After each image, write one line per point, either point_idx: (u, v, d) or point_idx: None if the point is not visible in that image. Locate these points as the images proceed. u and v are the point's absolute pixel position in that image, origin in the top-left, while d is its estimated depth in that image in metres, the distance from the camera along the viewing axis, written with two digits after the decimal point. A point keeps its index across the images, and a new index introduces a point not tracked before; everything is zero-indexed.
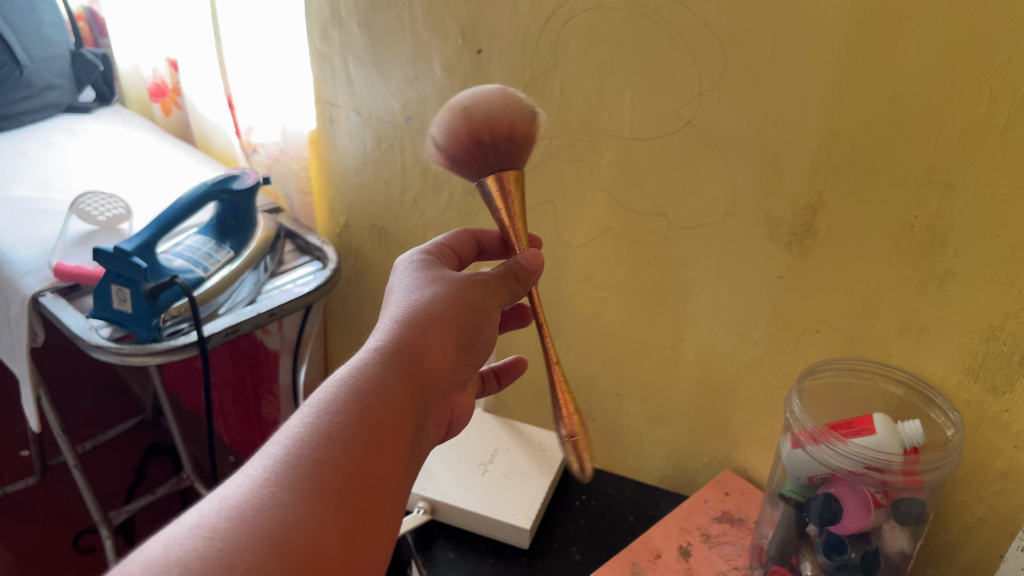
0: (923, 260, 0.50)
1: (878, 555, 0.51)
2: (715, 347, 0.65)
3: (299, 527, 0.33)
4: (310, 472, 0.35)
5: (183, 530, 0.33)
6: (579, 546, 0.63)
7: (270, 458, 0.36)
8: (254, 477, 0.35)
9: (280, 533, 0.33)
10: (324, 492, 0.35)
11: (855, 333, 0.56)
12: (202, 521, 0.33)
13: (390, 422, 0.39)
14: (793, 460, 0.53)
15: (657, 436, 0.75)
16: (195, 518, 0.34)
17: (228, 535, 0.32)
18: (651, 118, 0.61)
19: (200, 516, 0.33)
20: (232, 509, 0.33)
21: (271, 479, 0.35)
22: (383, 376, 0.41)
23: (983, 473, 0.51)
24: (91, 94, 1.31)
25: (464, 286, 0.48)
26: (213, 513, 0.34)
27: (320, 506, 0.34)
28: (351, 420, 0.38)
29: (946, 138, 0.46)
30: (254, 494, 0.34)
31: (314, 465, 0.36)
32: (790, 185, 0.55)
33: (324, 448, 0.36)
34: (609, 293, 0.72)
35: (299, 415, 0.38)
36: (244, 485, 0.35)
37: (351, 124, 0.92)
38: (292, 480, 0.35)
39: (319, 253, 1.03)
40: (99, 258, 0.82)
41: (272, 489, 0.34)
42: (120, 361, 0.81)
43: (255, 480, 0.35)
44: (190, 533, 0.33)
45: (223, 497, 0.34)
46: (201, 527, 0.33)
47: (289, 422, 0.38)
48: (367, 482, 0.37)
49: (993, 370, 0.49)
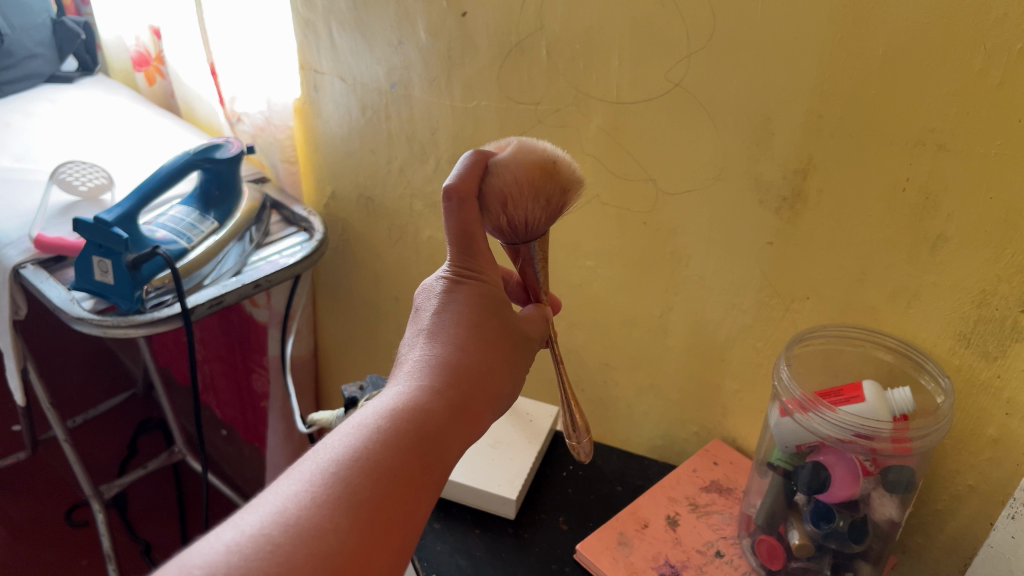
0: (915, 224, 0.49)
1: (866, 524, 0.51)
2: (704, 316, 0.64)
3: (347, 552, 0.33)
4: (366, 500, 0.35)
5: (242, 532, 0.33)
6: (566, 515, 0.62)
7: (320, 475, 0.35)
8: (312, 494, 0.34)
9: (333, 557, 0.33)
10: (376, 522, 0.35)
11: (846, 300, 0.55)
12: (262, 527, 0.33)
13: (439, 454, 0.39)
14: (782, 429, 0.52)
15: (646, 406, 0.75)
16: (256, 523, 0.33)
17: (289, 551, 0.32)
18: (639, 81, 0.59)
19: (258, 520, 0.33)
20: (292, 525, 0.33)
21: (329, 500, 0.34)
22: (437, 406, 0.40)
23: (974, 440, 0.50)
24: (73, 63, 1.29)
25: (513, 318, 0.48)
26: (272, 521, 0.33)
27: (370, 535, 0.34)
28: (404, 445, 0.38)
29: (939, 98, 0.45)
30: (312, 511, 0.34)
31: (368, 490, 0.35)
32: (780, 148, 0.53)
33: (377, 475, 0.36)
34: (598, 262, 0.71)
35: (350, 428, 0.38)
36: (296, 498, 0.34)
37: (336, 92, 0.90)
38: (346, 502, 0.35)
39: (306, 224, 1.02)
40: (79, 229, 0.81)
41: (326, 509, 0.34)
42: (103, 333, 0.80)
43: (305, 496, 0.34)
44: (252, 539, 0.32)
45: (283, 508, 0.34)
46: (262, 534, 0.32)
47: (349, 435, 0.37)
48: (411, 511, 0.36)
49: (985, 335, 0.48)
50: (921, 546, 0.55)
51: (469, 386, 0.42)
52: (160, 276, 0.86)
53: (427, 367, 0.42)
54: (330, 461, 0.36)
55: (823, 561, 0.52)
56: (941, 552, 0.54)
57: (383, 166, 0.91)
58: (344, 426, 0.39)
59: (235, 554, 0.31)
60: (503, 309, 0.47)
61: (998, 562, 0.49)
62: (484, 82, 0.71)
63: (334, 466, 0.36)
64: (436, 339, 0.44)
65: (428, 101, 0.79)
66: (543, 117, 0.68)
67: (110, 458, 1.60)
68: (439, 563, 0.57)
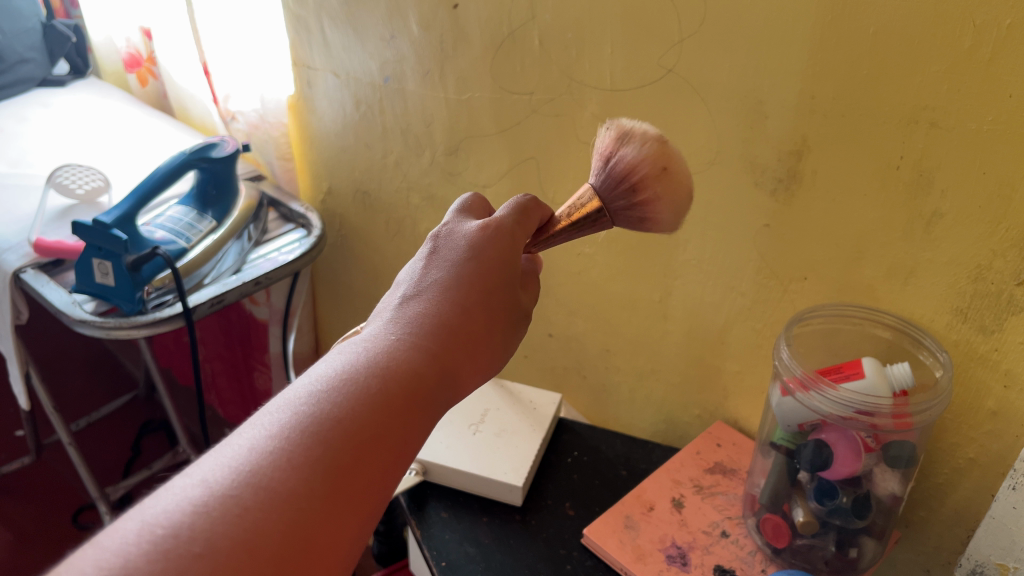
0: (910, 201, 0.49)
1: (869, 499, 0.51)
2: (704, 299, 0.65)
3: (309, 515, 0.34)
4: (335, 457, 0.35)
5: (208, 489, 0.33)
6: (572, 501, 0.63)
7: (293, 430, 0.35)
8: (280, 453, 0.35)
9: (293, 523, 0.33)
10: (342, 481, 0.35)
11: (844, 279, 0.55)
12: (223, 486, 0.33)
13: (418, 411, 0.40)
14: (783, 408, 0.53)
15: (647, 390, 0.75)
16: (221, 480, 0.34)
17: (252, 518, 0.33)
18: (632, 67, 0.60)
19: (222, 478, 0.34)
20: (259, 487, 0.33)
21: (295, 461, 0.34)
22: (410, 362, 0.40)
23: (973, 413, 0.50)
24: (65, 66, 1.29)
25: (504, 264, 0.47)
26: (237, 481, 0.34)
27: (334, 495, 0.35)
28: (378, 404, 0.38)
29: (931, 76, 0.45)
30: (277, 474, 0.34)
31: (344, 455, 0.36)
32: (773, 131, 0.54)
33: (348, 431, 0.36)
34: (597, 249, 0.72)
35: (325, 382, 0.38)
36: (262, 455, 0.35)
37: (329, 88, 0.90)
38: (324, 465, 0.35)
39: (303, 220, 1.02)
40: (78, 232, 0.81)
41: (293, 472, 0.34)
42: (106, 334, 0.80)
43: (275, 454, 0.35)
44: (216, 498, 0.33)
45: (245, 467, 0.34)
46: (226, 494, 0.33)
47: (323, 389, 0.38)
48: (381, 471, 0.37)
49: (982, 310, 0.48)
50: (923, 520, 0.56)
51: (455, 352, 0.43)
52: (160, 277, 0.86)
53: (412, 324, 0.42)
54: (312, 415, 0.36)
55: (827, 537, 0.53)
56: (944, 525, 0.55)
57: (378, 160, 0.91)
58: (333, 375, 0.39)
59: (205, 508, 0.32)
60: (499, 269, 0.46)
61: (1001, 532, 0.50)
62: (477, 73, 0.72)
63: (314, 422, 0.36)
64: (426, 298, 0.44)
65: (421, 94, 0.79)
66: (537, 106, 0.68)
67: (115, 459, 1.61)
68: (449, 552, 0.58)
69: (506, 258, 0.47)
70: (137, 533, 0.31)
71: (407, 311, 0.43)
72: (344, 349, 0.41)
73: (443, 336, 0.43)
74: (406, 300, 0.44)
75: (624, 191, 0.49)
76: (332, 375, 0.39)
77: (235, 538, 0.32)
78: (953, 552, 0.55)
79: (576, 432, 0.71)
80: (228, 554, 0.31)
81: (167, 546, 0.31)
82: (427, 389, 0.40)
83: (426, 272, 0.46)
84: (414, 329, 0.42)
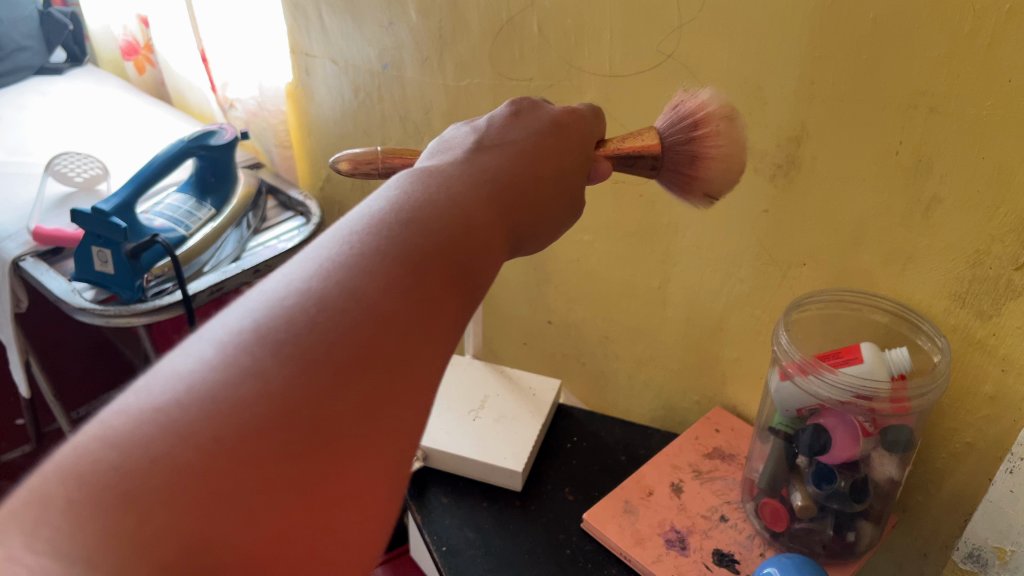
0: (908, 186, 0.49)
1: (867, 483, 0.52)
2: (702, 285, 0.65)
3: (404, 324, 0.30)
4: (428, 275, 0.32)
5: (299, 287, 0.29)
6: (571, 486, 0.63)
7: (382, 239, 0.32)
8: (373, 255, 0.31)
9: (389, 326, 0.29)
10: (433, 297, 0.32)
11: (842, 265, 0.55)
12: (314, 284, 0.29)
13: (493, 253, 0.37)
14: (782, 393, 0.53)
15: (646, 376, 0.75)
16: (312, 277, 0.29)
17: (352, 314, 0.28)
18: (631, 54, 0.60)
19: (311, 275, 0.29)
20: (352, 284, 0.29)
21: (388, 266, 0.30)
22: (482, 202, 0.37)
23: (970, 398, 0.51)
24: (62, 55, 1.29)
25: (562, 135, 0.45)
26: (326, 277, 0.29)
27: (428, 312, 0.31)
28: (461, 231, 0.35)
29: (929, 60, 0.45)
30: (368, 275, 0.30)
31: (435, 274, 0.32)
32: (773, 116, 0.54)
33: (438, 246, 0.33)
34: (596, 236, 0.72)
35: (406, 198, 0.35)
36: (354, 255, 0.30)
37: (328, 75, 0.90)
38: (418, 280, 0.31)
39: (302, 207, 1.02)
40: (77, 219, 0.81)
41: (388, 275, 0.30)
42: (106, 323, 0.80)
43: (365, 255, 0.30)
44: (307, 295, 0.28)
45: (335, 267, 0.30)
46: (317, 293, 0.28)
47: (406, 202, 0.34)
48: (463, 301, 0.34)
49: (979, 295, 0.48)
50: (921, 504, 0.56)
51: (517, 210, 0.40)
52: (159, 264, 0.87)
53: (482, 170, 0.40)
54: (401, 228, 0.32)
55: (825, 521, 0.53)
56: (941, 510, 0.55)
57: (377, 147, 0.91)
58: (412, 194, 0.35)
59: (296, 316, 0.27)
60: (558, 140, 0.45)
61: (997, 517, 0.50)
62: (475, 60, 0.72)
63: (404, 236, 0.32)
64: (497, 153, 0.42)
65: (420, 80, 0.79)
66: (536, 92, 0.68)
67: None
68: (449, 537, 0.58)
69: (576, 141, 0.46)
70: (231, 334, 0.26)
71: (475, 158, 0.40)
72: (418, 174, 0.37)
73: (513, 192, 0.40)
74: (473, 151, 0.41)
75: (685, 129, 0.50)
76: (413, 193, 0.35)
77: (335, 333, 0.28)
78: (950, 536, 0.55)
79: (575, 418, 0.71)
80: (334, 354, 0.27)
81: (267, 342, 0.26)
82: (498, 236, 0.38)
83: (503, 130, 0.44)
84: (485, 175, 0.39)
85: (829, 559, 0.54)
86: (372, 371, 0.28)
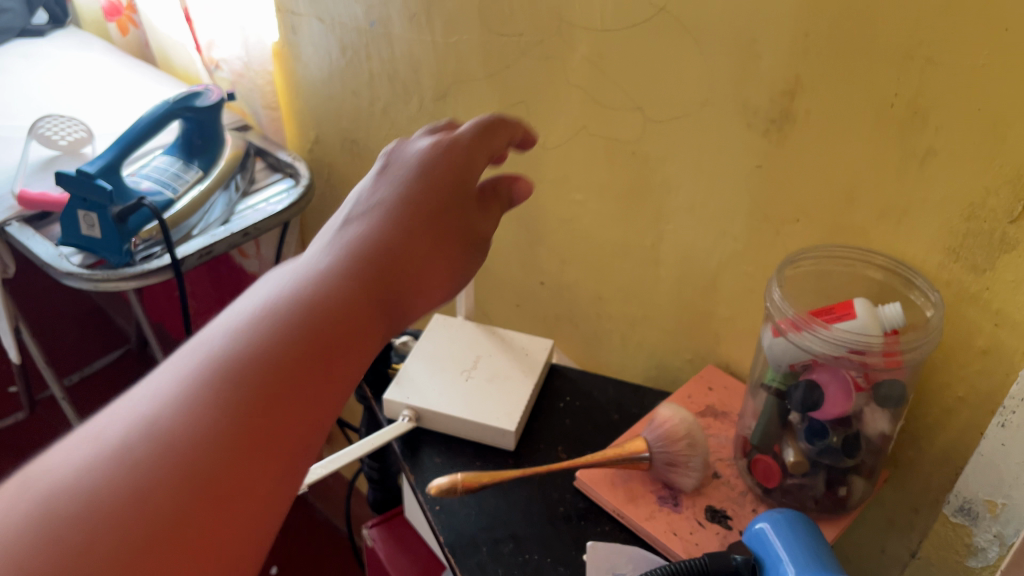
0: (904, 139, 0.48)
1: (858, 438, 0.52)
2: (695, 243, 0.65)
3: (289, 351, 0.36)
4: (314, 308, 0.38)
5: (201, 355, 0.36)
6: (564, 445, 0.63)
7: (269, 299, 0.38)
8: (260, 312, 0.37)
9: (273, 354, 0.36)
10: (323, 320, 0.38)
11: (836, 220, 0.54)
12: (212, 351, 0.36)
13: (393, 280, 0.43)
14: (774, 349, 0.53)
15: (639, 336, 0.75)
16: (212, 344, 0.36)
17: (236, 360, 0.35)
18: (623, 7, 0.59)
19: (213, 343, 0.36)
20: (242, 335, 0.36)
21: (275, 313, 0.37)
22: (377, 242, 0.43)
23: (963, 353, 0.50)
24: (43, 16, 1.26)
25: (456, 158, 0.51)
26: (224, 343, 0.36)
27: (318, 334, 0.37)
28: (352, 271, 0.41)
29: (926, 9, 0.44)
30: (256, 323, 0.37)
31: (322, 304, 0.38)
32: (767, 70, 0.53)
33: (324, 285, 0.39)
34: (588, 196, 0.71)
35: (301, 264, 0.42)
36: (243, 318, 0.37)
37: (315, 34, 0.89)
38: (306, 320, 0.37)
39: (290, 169, 1.01)
40: (62, 181, 0.80)
41: (274, 322, 0.37)
42: (94, 287, 0.79)
43: (255, 313, 0.37)
44: (203, 358, 0.35)
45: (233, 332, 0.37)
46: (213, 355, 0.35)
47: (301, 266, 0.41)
48: (364, 323, 0.40)
49: (974, 248, 0.48)
50: (912, 460, 0.56)
51: (415, 249, 0.46)
52: (147, 228, 0.86)
53: (377, 215, 0.46)
54: (287, 286, 0.39)
55: (817, 476, 0.53)
56: (931, 464, 0.55)
57: (366, 108, 0.90)
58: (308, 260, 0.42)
59: (176, 401, 0.33)
60: (450, 168, 0.50)
61: (988, 470, 0.50)
62: (464, 16, 0.70)
63: (291, 289, 0.39)
64: (388, 194, 0.48)
65: (408, 38, 0.78)
66: (526, 49, 0.67)
67: None
68: None
69: (465, 157, 0.52)
70: (135, 408, 0.33)
71: (370, 207, 0.47)
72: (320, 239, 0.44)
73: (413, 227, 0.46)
74: (366, 202, 0.48)
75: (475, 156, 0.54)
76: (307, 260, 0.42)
77: (219, 378, 0.34)
78: (940, 491, 0.56)
79: (568, 378, 0.71)
80: (222, 394, 0.34)
81: (163, 405, 0.33)
82: (398, 261, 0.44)
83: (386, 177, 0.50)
84: (381, 218, 0.45)
85: (821, 514, 0.54)
86: (265, 413, 0.34)
